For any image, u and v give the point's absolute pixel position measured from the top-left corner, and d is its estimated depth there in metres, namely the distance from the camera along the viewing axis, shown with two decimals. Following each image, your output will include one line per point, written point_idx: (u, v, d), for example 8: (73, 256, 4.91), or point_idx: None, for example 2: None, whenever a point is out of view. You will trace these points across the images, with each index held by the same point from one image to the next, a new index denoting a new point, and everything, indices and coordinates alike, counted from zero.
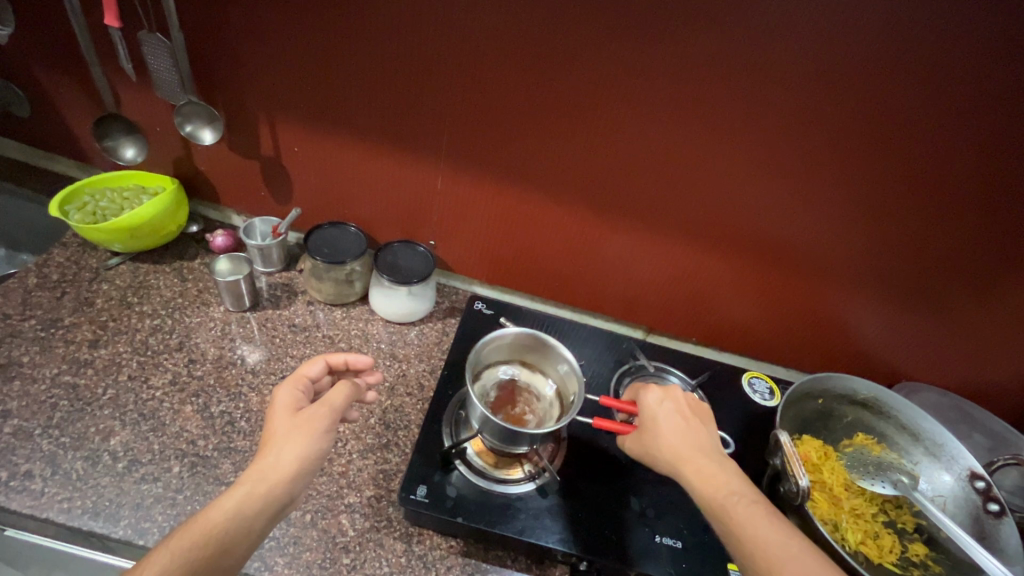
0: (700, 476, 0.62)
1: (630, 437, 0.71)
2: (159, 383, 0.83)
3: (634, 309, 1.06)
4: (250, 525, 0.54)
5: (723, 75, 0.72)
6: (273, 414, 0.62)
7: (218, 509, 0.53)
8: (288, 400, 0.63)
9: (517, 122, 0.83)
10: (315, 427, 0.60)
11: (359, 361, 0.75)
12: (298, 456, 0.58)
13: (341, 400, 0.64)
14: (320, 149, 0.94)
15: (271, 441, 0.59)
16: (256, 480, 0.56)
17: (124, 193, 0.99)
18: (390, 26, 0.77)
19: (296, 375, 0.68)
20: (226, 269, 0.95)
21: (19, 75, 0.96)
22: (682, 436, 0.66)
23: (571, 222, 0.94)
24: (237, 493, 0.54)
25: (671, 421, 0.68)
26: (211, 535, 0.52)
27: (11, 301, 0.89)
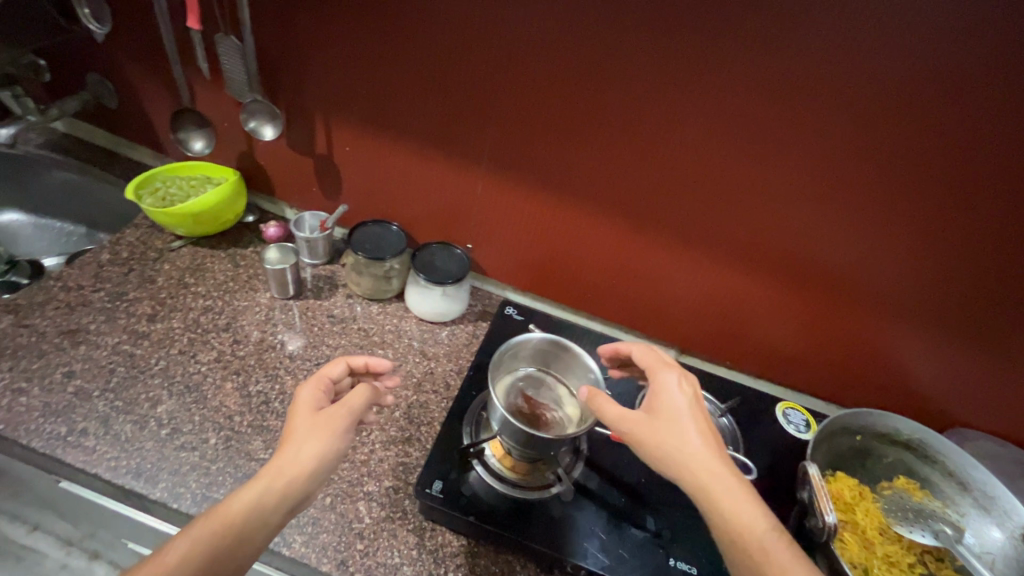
0: (733, 495, 0.55)
1: (635, 417, 0.62)
2: (205, 359, 0.89)
3: (668, 326, 1.04)
4: (267, 516, 0.55)
5: (772, 91, 0.71)
6: (295, 411, 0.64)
7: (239, 501, 0.55)
8: (309, 399, 0.65)
9: (558, 131, 0.85)
10: (335, 426, 0.62)
11: (379, 363, 0.76)
12: (317, 452, 0.59)
13: (360, 402, 0.66)
14: (371, 149, 0.99)
15: (292, 435, 0.61)
16: (275, 474, 0.57)
17: (192, 181, 1.07)
18: (443, 35, 0.81)
19: (319, 375, 0.69)
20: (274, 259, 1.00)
21: (111, 71, 1.06)
22: (707, 438, 0.59)
23: (607, 234, 0.94)
24: (257, 486, 0.56)
25: (698, 420, 0.61)
26: (230, 521, 0.53)
27: (86, 273, 0.97)
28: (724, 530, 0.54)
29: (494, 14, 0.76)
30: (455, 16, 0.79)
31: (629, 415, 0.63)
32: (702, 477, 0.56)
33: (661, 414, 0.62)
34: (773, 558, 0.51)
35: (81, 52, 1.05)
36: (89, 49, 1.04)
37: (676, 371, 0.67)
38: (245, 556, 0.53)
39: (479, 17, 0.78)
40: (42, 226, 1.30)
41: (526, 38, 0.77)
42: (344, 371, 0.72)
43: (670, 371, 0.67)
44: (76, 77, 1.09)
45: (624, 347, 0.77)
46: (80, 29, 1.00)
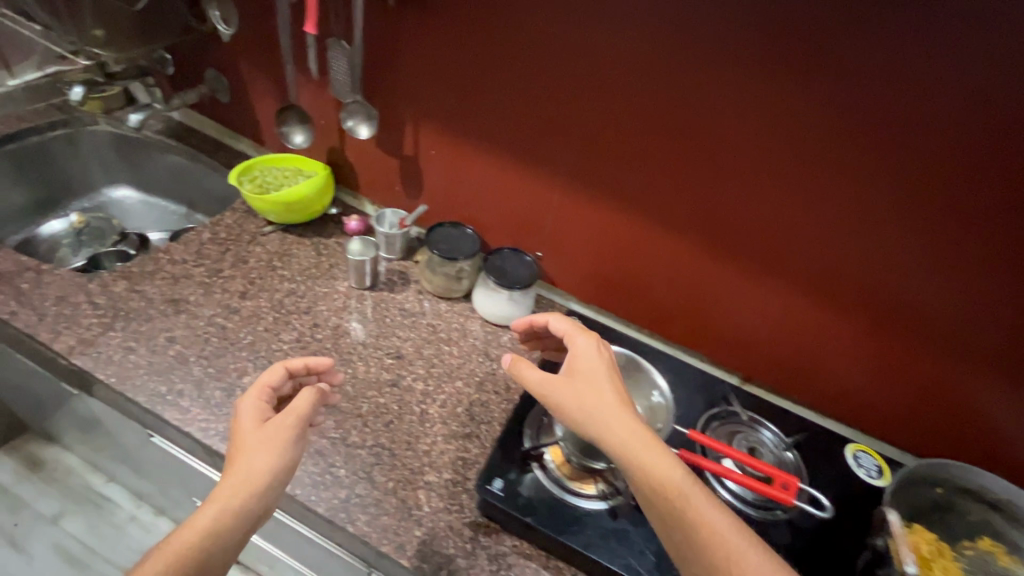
0: (649, 450, 0.63)
1: (554, 379, 0.69)
2: (287, 339, 0.95)
3: (733, 351, 1.00)
4: (225, 536, 0.63)
5: (872, 117, 0.70)
6: (243, 427, 0.70)
7: (195, 527, 0.62)
8: (253, 414, 0.71)
9: (643, 148, 0.85)
10: (282, 438, 0.69)
11: (319, 363, 0.81)
12: (265, 468, 0.66)
13: (304, 407, 0.73)
14: (455, 154, 1.03)
15: (242, 451, 0.68)
16: (230, 495, 0.64)
17: (286, 172, 1.16)
18: (541, 48, 0.85)
19: (260, 385, 0.75)
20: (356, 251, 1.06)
21: (227, 66, 1.15)
22: (615, 393, 0.68)
23: (680, 253, 0.94)
24: (213, 511, 0.63)
25: (614, 382, 0.69)
26: (190, 546, 0.61)
27: (189, 249, 1.06)
28: (643, 482, 0.62)
29: (595, 30, 0.80)
30: (556, 31, 0.82)
31: (549, 377, 0.69)
32: (620, 436, 0.64)
33: (581, 378, 0.69)
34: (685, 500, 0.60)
35: (203, 48, 1.15)
36: (211, 45, 1.13)
37: (595, 337, 0.74)
38: (212, 569, 0.62)
39: (579, 33, 0.81)
40: (148, 203, 1.43)
41: (623, 55, 0.80)
42: (286, 374, 0.77)
43: (585, 337, 0.74)
44: (196, 70, 1.20)
45: (540, 318, 0.85)
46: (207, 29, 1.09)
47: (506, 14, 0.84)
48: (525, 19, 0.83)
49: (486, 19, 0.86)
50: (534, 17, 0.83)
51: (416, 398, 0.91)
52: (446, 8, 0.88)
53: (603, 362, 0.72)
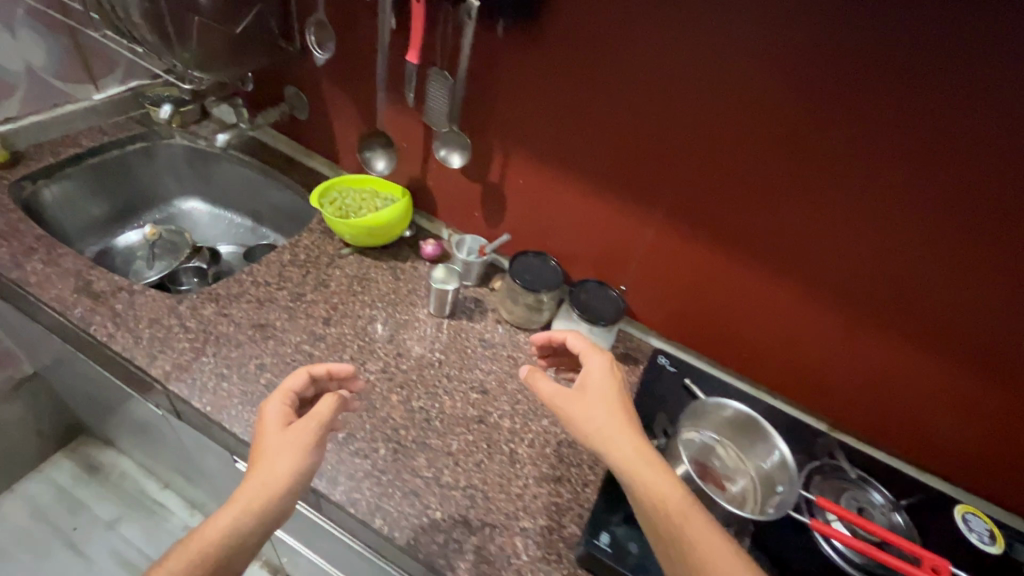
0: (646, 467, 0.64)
1: (568, 394, 0.72)
2: (373, 368, 0.94)
3: (823, 397, 0.97)
4: (243, 535, 0.65)
5: (1008, 170, 0.67)
6: (266, 429, 0.72)
7: (217, 526, 0.64)
8: (277, 417, 0.73)
9: (753, 188, 0.84)
10: (302, 442, 0.71)
11: (341, 369, 0.83)
12: (287, 472, 0.68)
13: (327, 411, 0.74)
14: (544, 185, 1.01)
15: (265, 453, 0.69)
16: (253, 497, 0.66)
17: (364, 194, 1.15)
18: (653, 86, 0.83)
19: (283, 389, 0.77)
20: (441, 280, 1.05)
21: (310, 86, 1.14)
22: (620, 413, 0.70)
23: (779, 295, 0.91)
24: (233, 511, 0.65)
25: (621, 401, 0.71)
26: (209, 542, 0.63)
27: (271, 271, 1.06)
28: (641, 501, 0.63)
29: (715, 71, 0.78)
30: (673, 69, 0.80)
31: (562, 391, 0.72)
32: (621, 452, 0.66)
33: (591, 394, 0.72)
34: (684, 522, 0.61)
35: (287, 67, 1.14)
36: (296, 64, 1.12)
37: (606, 357, 0.77)
38: (230, 566, 0.64)
39: (697, 73, 0.79)
40: (216, 215, 1.44)
41: (743, 96, 0.78)
42: (310, 378, 0.80)
43: (599, 357, 0.77)
44: (277, 88, 1.19)
45: (558, 334, 0.86)
46: (296, 50, 1.08)
47: (618, 50, 0.82)
48: (638, 56, 0.81)
49: (596, 54, 0.84)
50: (648, 55, 0.81)
51: (504, 437, 0.89)
52: (555, 40, 0.85)
53: (613, 380, 0.74)
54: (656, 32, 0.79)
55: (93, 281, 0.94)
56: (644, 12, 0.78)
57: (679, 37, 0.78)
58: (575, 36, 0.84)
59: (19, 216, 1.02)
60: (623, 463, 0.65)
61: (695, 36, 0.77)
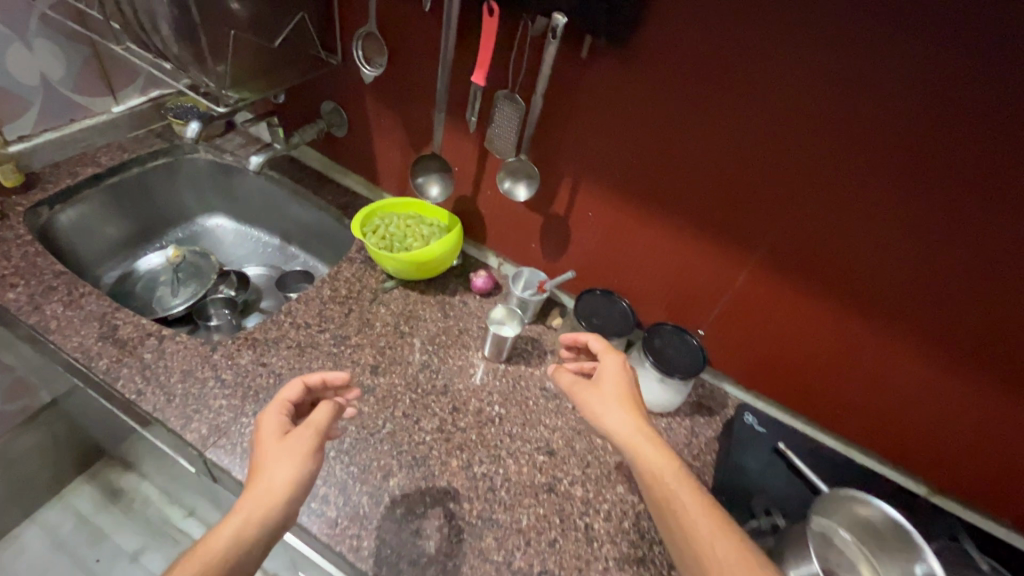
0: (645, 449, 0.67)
1: (583, 386, 0.74)
2: (428, 427, 0.84)
3: (925, 459, 0.86)
4: (248, 549, 0.58)
5: None
6: (264, 440, 0.66)
7: (218, 538, 0.58)
8: (275, 427, 0.67)
9: (862, 233, 0.72)
10: (303, 449, 0.65)
11: (337, 378, 0.75)
12: (291, 480, 0.63)
13: (324, 417, 0.69)
14: (617, 218, 0.90)
15: (264, 463, 0.64)
16: (254, 507, 0.60)
17: (408, 220, 1.04)
18: (748, 115, 0.71)
19: (278, 399, 0.70)
20: (500, 321, 0.96)
21: (350, 102, 1.04)
22: (631, 410, 0.71)
23: (882, 351, 0.80)
24: (237, 520, 0.59)
25: (631, 400, 0.72)
26: (214, 556, 0.56)
27: (310, 310, 0.96)
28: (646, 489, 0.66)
29: (826, 101, 0.66)
30: (773, 98, 0.69)
31: (579, 382, 0.75)
32: (633, 446, 0.67)
33: (601, 388, 0.74)
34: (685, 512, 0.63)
35: (325, 80, 1.03)
36: (335, 78, 1.01)
37: (616, 354, 0.77)
38: None
39: (804, 102, 0.67)
40: (242, 233, 1.34)
41: (861, 130, 0.66)
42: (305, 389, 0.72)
43: (614, 355, 0.77)
44: (312, 102, 1.08)
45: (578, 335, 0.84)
46: (337, 62, 0.97)
47: (707, 73, 0.71)
48: (732, 82, 0.70)
49: (682, 78, 0.72)
50: (744, 80, 0.69)
51: (577, 509, 0.79)
52: (639, 62, 0.74)
53: (621, 375, 0.75)
54: (755, 55, 0.67)
55: (119, 326, 0.85)
56: (742, 31, 0.66)
57: (784, 61, 0.66)
58: (659, 57, 0.72)
59: (37, 248, 0.94)
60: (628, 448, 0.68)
61: (803, 61, 0.65)
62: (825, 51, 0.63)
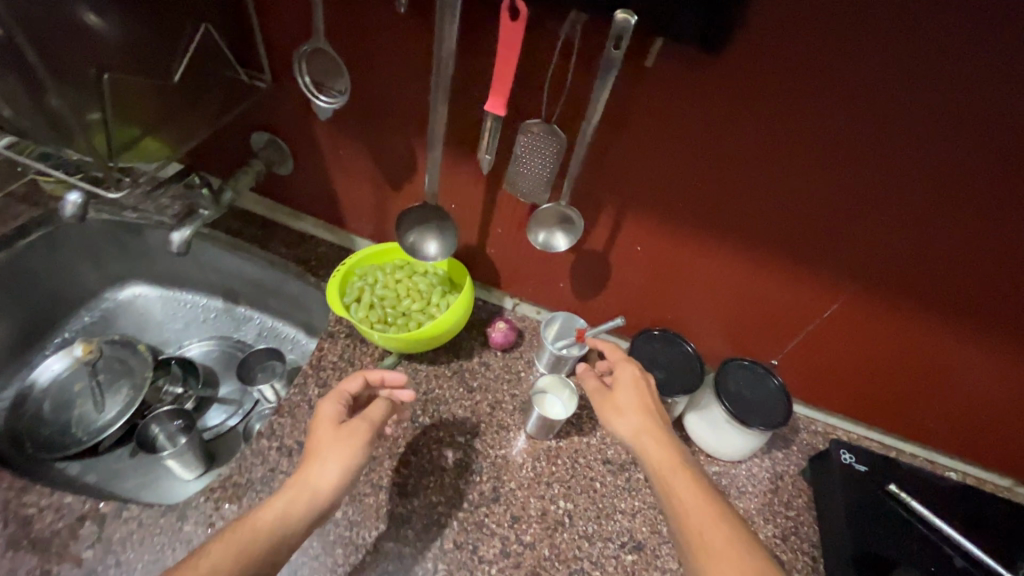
0: (653, 448, 0.63)
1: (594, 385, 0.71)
2: (490, 556, 0.67)
3: (1013, 458, 0.81)
4: (294, 526, 0.55)
5: None
6: (318, 427, 0.62)
7: (269, 509, 0.55)
8: (329, 415, 0.63)
9: (987, 249, 0.60)
10: (357, 441, 0.61)
11: (396, 379, 0.70)
12: (342, 467, 0.59)
13: (380, 415, 0.65)
14: (668, 248, 0.73)
15: (316, 453, 0.60)
16: (300, 486, 0.57)
17: (396, 273, 0.83)
18: (859, 126, 0.55)
19: (337, 391, 0.66)
20: (545, 389, 0.78)
21: (294, 133, 0.79)
22: (640, 409, 0.66)
23: (986, 367, 0.71)
24: (285, 496, 0.56)
25: (643, 400, 0.67)
26: (260, 534, 0.54)
27: (300, 424, 0.74)
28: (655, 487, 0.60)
29: (966, 108, 0.51)
30: (898, 104, 0.52)
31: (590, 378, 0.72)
32: (643, 445, 0.63)
33: (614, 395, 0.68)
34: (683, 498, 0.58)
35: (257, 109, 0.78)
36: (269, 107, 0.77)
37: (632, 364, 0.70)
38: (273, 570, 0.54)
39: (939, 106, 0.52)
40: (169, 302, 1.05)
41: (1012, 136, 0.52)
42: (364, 383, 0.69)
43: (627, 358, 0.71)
44: (242, 136, 0.83)
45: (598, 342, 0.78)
46: (268, 83, 0.73)
47: (809, 76, 0.53)
48: (830, 89, 0.53)
49: (771, 86, 0.55)
50: (860, 84, 0.52)
51: None
52: (714, 67, 0.55)
53: (638, 385, 0.68)
54: (874, 55, 0.50)
55: (34, 518, 0.61)
56: (865, 21, 0.49)
57: (922, 56, 0.49)
58: (742, 60, 0.54)
59: None
60: (640, 448, 0.64)
61: (932, 56, 0.49)
62: (982, 42, 0.47)
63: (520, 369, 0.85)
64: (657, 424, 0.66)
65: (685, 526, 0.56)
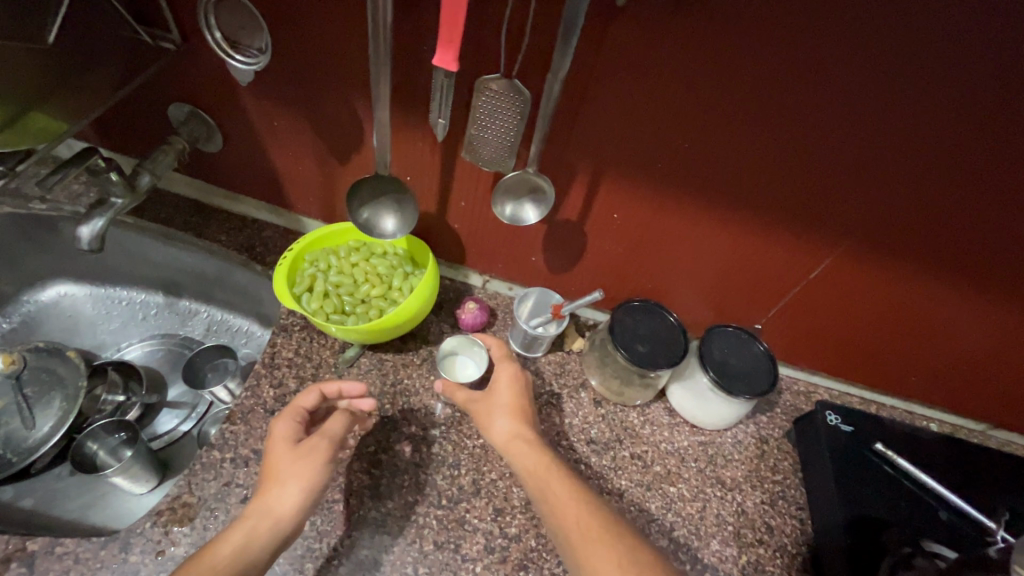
0: (526, 452, 0.60)
1: (474, 396, 0.67)
2: (474, 554, 0.63)
3: (991, 404, 0.81)
4: (259, 556, 0.51)
5: None
6: (273, 450, 0.57)
7: (224, 543, 0.50)
8: (287, 436, 0.58)
9: (980, 201, 0.56)
10: (319, 461, 0.57)
11: (354, 390, 0.65)
12: (302, 490, 0.55)
13: (341, 428, 0.60)
14: (645, 213, 0.68)
15: (275, 475, 0.55)
16: (261, 514, 0.53)
17: (352, 257, 0.75)
18: (849, 69, 0.49)
19: (291, 408, 0.61)
20: (455, 351, 0.73)
21: (217, 104, 0.69)
22: (513, 414, 0.63)
23: (969, 319, 0.69)
24: (244, 525, 0.52)
25: (517, 401, 0.65)
26: (220, 567, 0.49)
27: (256, 430, 0.67)
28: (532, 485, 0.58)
29: (965, 44, 0.46)
30: (892, 42, 0.47)
31: (474, 395, 0.66)
32: (516, 447, 0.61)
33: (491, 397, 0.66)
34: (554, 491, 0.56)
35: (169, 77, 0.67)
36: (184, 75, 0.66)
37: (511, 363, 0.68)
38: None
39: (945, 43, 0.46)
40: (101, 301, 0.94)
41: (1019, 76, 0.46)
42: (322, 397, 0.63)
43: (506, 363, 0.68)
44: (157, 110, 0.72)
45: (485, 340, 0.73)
46: (178, 44, 0.62)
47: (799, 14, 0.47)
48: (816, 28, 0.47)
49: (750, 27, 0.48)
50: (854, 23, 0.46)
51: None
52: (691, 8, 0.48)
53: (515, 384, 0.66)
54: None
55: None
56: None
57: None
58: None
59: None
60: (512, 455, 0.61)
61: None
62: None
63: None
64: (528, 423, 0.64)
65: (557, 521, 0.54)
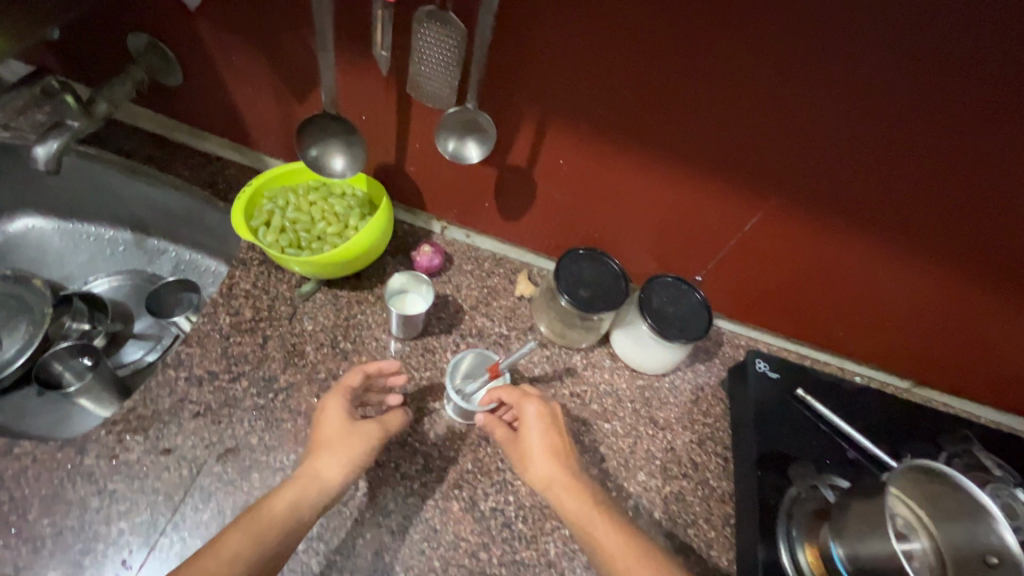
0: (567, 494, 0.61)
1: (507, 436, 0.67)
2: (413, 473, 0.68)
3: (912, 361, 0.86)
4: (306, 518, 0.55)
5: None
6: (326, 423, 0.61)
7: (279, 500, 0.54)
8: (340, 414, 0.61)
9: (894, 157, 0.60)
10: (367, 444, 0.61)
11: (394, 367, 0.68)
12: (346, 465, 0.58)
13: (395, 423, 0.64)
14: (587, 159, 0.71)
15: (323, 445, 0.59)
16: (307, 481, 0.56)
17: (309, 195, 0.78)
18: (767, 17, 0.52)
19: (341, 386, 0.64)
20: (404, 289, 0.77)
21: (172, 33, 0.70)
22: (548, 460, 0.63)
23: (890, 276, 0.74)
24: (296, 487, 0.56)
25: (550, 443, 0.64)
26: (274, 523, 0.53)
27: (211, 353, 0.70)
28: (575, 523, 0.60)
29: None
30: None
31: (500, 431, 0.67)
32: (556, 489, 0.62)
33: (524, 440, 0.65)
34: (597, 534, 0.58)
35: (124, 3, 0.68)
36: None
37: (533, 401, 0.66)
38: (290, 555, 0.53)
39: (903, 3, 0.48)
40: (68, 234, 0.96)
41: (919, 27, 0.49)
42: (365, 376, 0.66)
43: (534, 404, 0.66)
44: (115, 37, 0.73)
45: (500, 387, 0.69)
46: None
47: None
48: None
49: None
50: None
51: None
52: None
53: (545, 424, 0.65)
54: None
55: None
56: None
57: None
58: None
59: None
60: (553, 497, 0.62)
61: None
62: None
63: (446, 292, 0.83)
64: (566, 465, 0.63)
65: (606, 564, 0.57)
